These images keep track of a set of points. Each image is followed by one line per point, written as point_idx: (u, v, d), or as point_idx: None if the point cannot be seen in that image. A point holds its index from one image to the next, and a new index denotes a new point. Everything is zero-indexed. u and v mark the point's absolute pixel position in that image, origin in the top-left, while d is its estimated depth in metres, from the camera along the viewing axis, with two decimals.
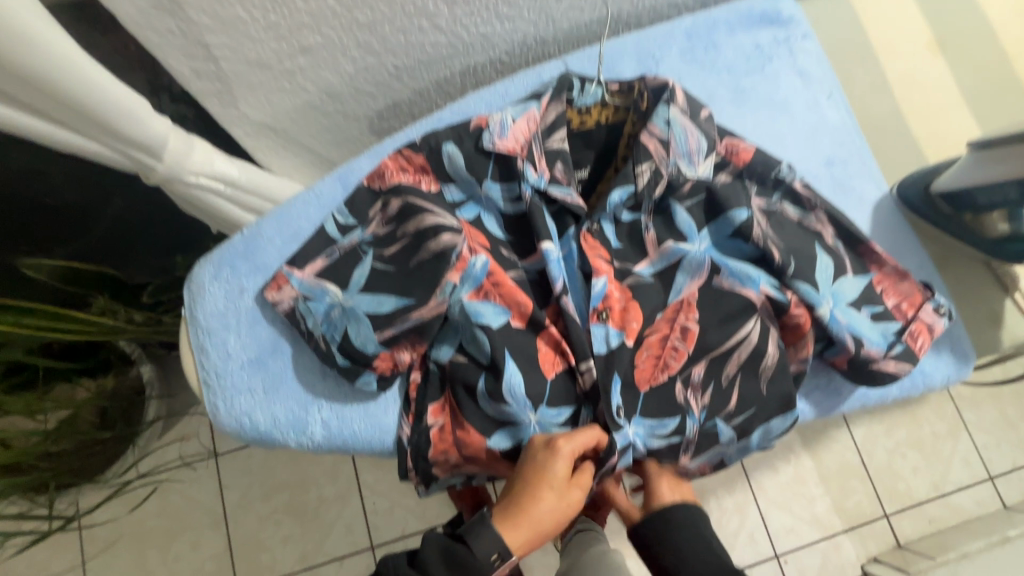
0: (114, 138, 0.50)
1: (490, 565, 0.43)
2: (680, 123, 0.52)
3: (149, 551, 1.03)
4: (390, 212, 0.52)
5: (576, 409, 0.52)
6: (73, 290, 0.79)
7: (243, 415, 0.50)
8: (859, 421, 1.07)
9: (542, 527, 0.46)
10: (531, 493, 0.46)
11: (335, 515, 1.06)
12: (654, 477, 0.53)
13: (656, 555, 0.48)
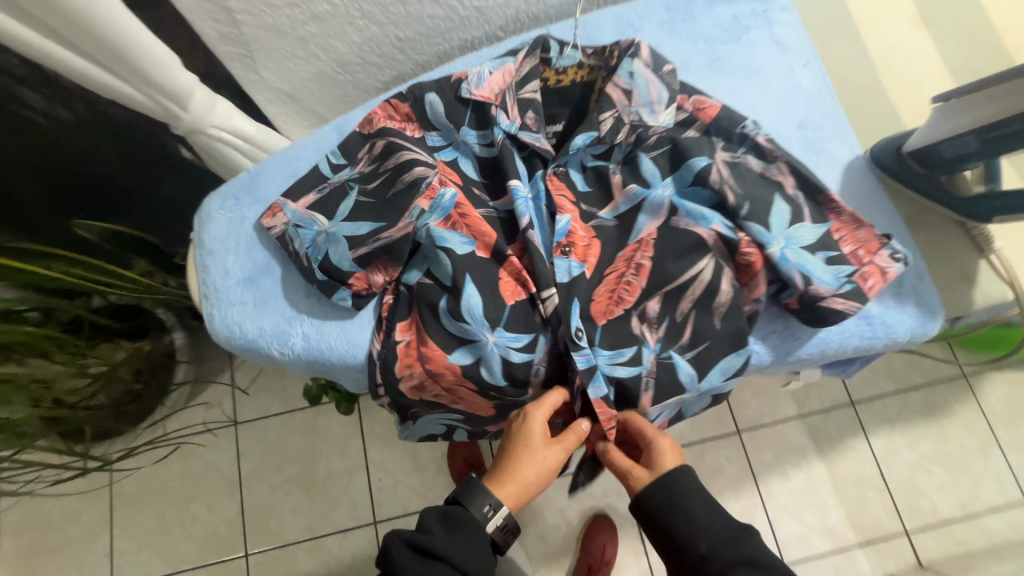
0: (145, 83, 0.58)
1: (484, 516, 0.56)
2: (643, 75, 0.57)
3: (168, 510, 1.24)
4: (375, 153, 0.58)
5: (535, 337, 0.55)
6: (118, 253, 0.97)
7: (234, 325, 0.56)
8: (882, 434, 1.20)
9: (527, 480, 0.57)
10: (512, 458, 0.57)
11: (343, 488, 1.25)
12: (658, 441, 0.56)
13: (668, 525, 0.54)
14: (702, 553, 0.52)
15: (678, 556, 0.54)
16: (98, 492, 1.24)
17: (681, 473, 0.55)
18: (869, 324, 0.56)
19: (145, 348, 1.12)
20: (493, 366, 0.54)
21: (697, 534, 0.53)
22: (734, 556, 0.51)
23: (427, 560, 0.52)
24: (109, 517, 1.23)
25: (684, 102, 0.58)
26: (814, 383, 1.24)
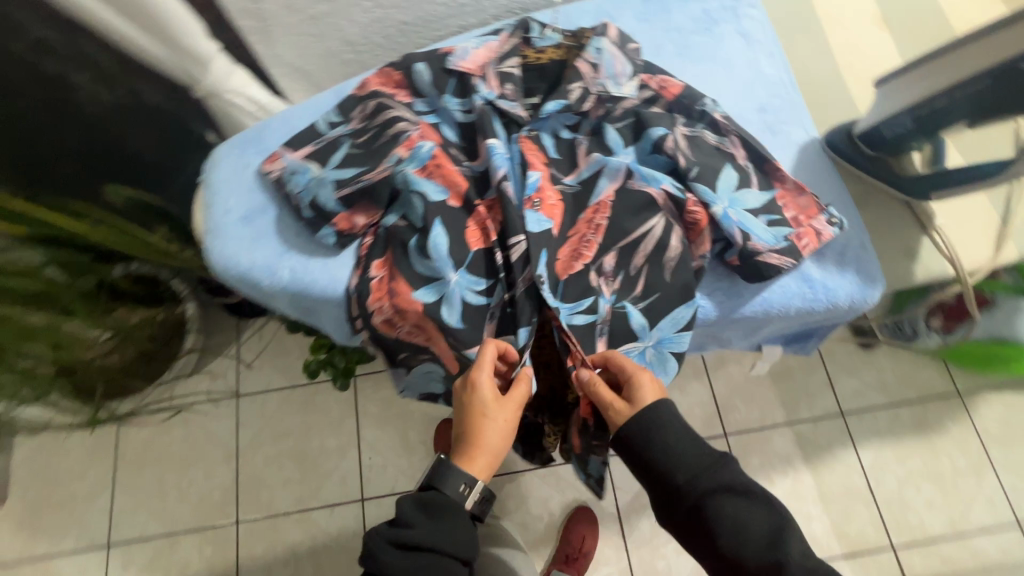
0: (171, 43, 0.68)
1: (461, 495, 0.53)
2: (609, 50, 0.64)
3: (168, 475, 1.29)
4: (367, 111, 0.65)
5: (495, 284, 0.61)
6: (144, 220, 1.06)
7: (230, 256, 0.63)
8: (870, 446, 1.20)
9: (493, 445, 0.55)
10: (473, 428, 0.55)
11: (334, 465, 1.29)
12: (638, 374, 0.54)
13: (646, 460, 0.51)
14: (679, 485, 0.49)
15: (659, 489, 0.51)
16: (103, 452, 1.31)
17: (664, 407, 0.52)
18: (810, 287, 0.61)
19: (159, 316, 1.19)
20: (454, 305, 0.59)
21: (675, 464, 0.50)
22: (714, 484, 0.49)
23: (415, 552, 0.50)
24: (112, 477, 1.29)
25: (647, 81, 0.64)
26: (803, 388, 1.24)
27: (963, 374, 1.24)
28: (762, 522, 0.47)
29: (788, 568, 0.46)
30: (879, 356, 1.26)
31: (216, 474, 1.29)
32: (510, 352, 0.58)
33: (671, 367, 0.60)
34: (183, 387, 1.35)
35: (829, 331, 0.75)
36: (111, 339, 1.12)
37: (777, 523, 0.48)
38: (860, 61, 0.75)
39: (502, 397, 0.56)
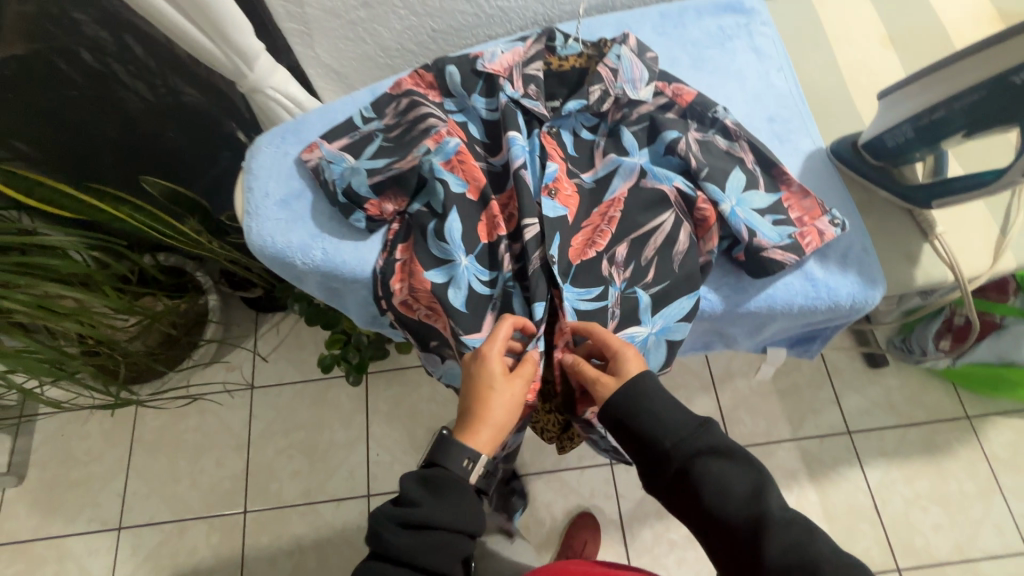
0: (225, 42, 0.72)
1: (464, 468, 0.55)
2: (628, 57, 0.68)
3: (180, 461, 1.32)
4: (400, 108, 0.70)
5: (496, 276, 0.64)
6: (178, 211, 1.10)
7: (265, 236, 0.68)
8: (877, 465, 1.20)
9: (497, 420, 0.57)
10: (480, 402, 0.57)
11: (342, 460, 1.31)
12: (622, 349, 0.58)
13: (634, 429, 0.55)
14: (667, 450, 0.54)
15: (647, 455, 0.55)
16: (121, 435, 1.34)
17: (649, 378, 0.56)
18: (813, 285, 0.64)
19: (183, 305, 1.23)
20: (461, 287, 0.63)
21: (661, 432, 0.54)
22: (698, 447, 0.53)
23: (423, 530, 0.52)
24: (127, 461, 1.32)
25: (663, 88, 0.68)
26: (809, 403, 1.25)
27: (969, 397, 1.25)
28: (745, 480, 0.52)
29: (769, 519, 0.50)
30: (886, 375, 1.27)
31: (227, 464, 1.32)
32: (527, 326, 0.61)
33: (661, 356, 0.64)
34: (201, 375, 1.39)
35: (832, 334, 0.77)
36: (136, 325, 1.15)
37: (758, 480, 0.52)
38: (867, 78, 0.79)
39: (509, 374, 0.59)
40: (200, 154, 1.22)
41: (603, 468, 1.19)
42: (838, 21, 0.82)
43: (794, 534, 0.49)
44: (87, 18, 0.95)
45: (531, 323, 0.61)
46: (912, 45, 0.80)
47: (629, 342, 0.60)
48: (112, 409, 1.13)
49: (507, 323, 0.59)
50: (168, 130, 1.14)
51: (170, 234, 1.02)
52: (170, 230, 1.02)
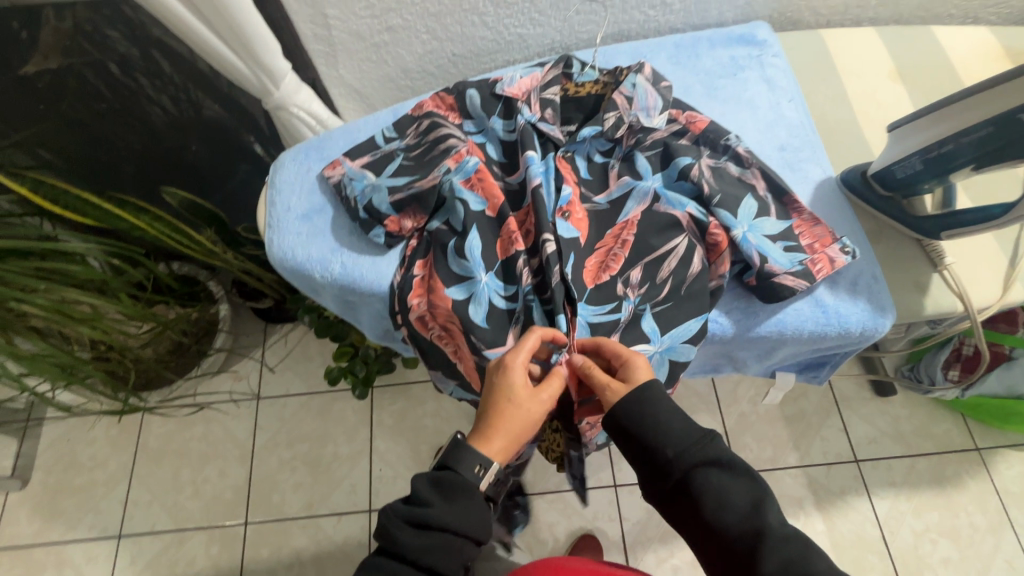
0: (254, 61, 0.75)
1: (474, 475, 0.56)
2: (643, 86, 0.69)
3: (184, 470, 1.32)
4: (421, 129, 0.72)
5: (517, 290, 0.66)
6: (193, 220, 1.12)
7: (287, 249, 0.70)
8: (885, 495, 1.19)
9: (512, 432, 0.58)
10: (497, 412, 0.58)
11: (345, 473, 1.30)
12: (633, 357, 0.59)
13: (637, 435, 0.55)
14: (669, 459, 0.53)
15: (648, 462, 0.55)
16: (126, 441, 1.35)
17: (657, 386, 0.57)
18: (822, 312, 0.65)
19: (195, 314, 1.26)
20: (481, 303, 0.64)
21: (664, 440, 0.54)
22: (699, 457, 0.53)
23: (431, 531, 0.52)
24: (131, 467, 1.33)
25: (676, 116, 0.71)
26: (815, 430, 1.24)
27: (979, 428, 1.24)
28: (744, 494, 0.52)
29: (767, 533, 0.50)
30: (894, 404, 1.26)
31: (230, 474, 1.32)
32: (557, 338, 0.60)
33: (664, 373, 0.65)
34: (209, 385, 1.40)
35: (841, 360, 0.78)
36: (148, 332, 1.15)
37: (758, 494, 0.52)
38: (876, 110, 0.81)
39: (529, 387, 0.59)
40: (220, 167, 1.24)
41: (607, 490, 1.18)
42: (849, 54, 0.83)
43: (790, 551, 0.49)
44: (117, 35, 0.99)
45: (562, 335, 0.61)
46: (920, 80, 0.82)
47: (638, 351, 0.62)
48: (119, 415, 1.13)
49: (535, 336, 0.59)
50: (190, 143, 1.17)
51: (189, 245, 1.06)
52: (191, 242, 1.06)
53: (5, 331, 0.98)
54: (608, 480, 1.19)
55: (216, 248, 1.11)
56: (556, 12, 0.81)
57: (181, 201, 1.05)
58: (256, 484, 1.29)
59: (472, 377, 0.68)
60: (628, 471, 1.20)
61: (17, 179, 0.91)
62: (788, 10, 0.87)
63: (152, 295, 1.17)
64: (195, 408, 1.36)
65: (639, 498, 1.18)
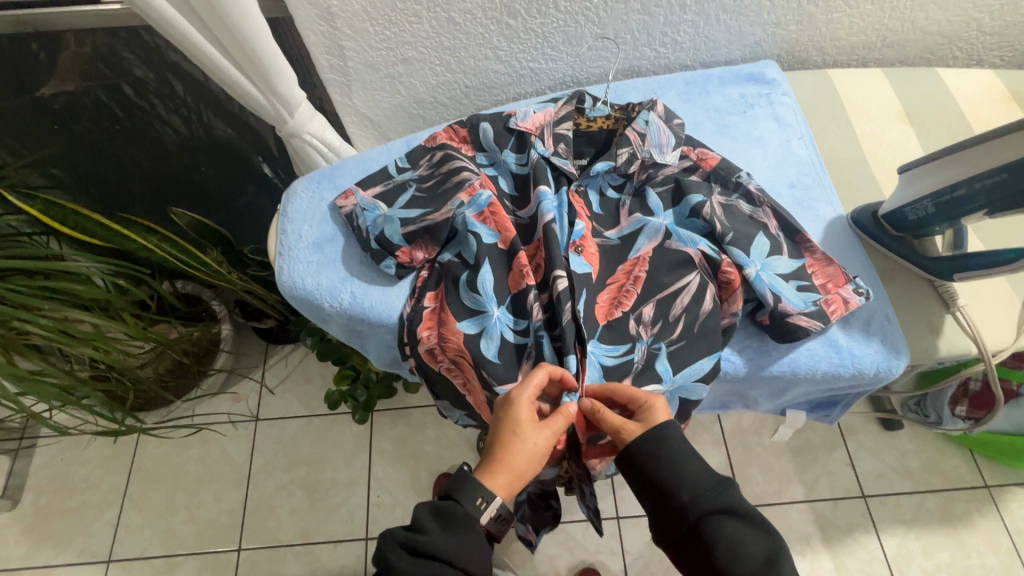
0: (271, 92, 0.77)
1: (476, 509, 0.53)
2: (656, 123, 0.70)
3: (178, 493, 1.29)
4: (434, 161, 0.72)
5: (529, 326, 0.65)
6: (203, 242, 1.12)
7: (297, 278, 0.71)
8: (895, 533, 1.16)
9: (519, 467, 0.56)
10: (504, 445, 0.56)
11: (342, 499, 1.27)
12: (652, 399, 0.58)
13: (653, 475, 0.54)
14: (682, 503, 0.52)
15: (662, 505, 0.54)
16: (121, 462, 1.33)
17: (673, 426, 0.56)
18: (836, 352, 0.65)
19: (196, 334, 1.23)
20: (492, 339, 0.64)
21: (680, 483, 0.53)
22: (715, 504, 0.52)
23: (426, 560, 0.51)
24: (124, 489, 1.30)
25: (688, 152, 0.71)
26: (823, 465, 1.22)
27: (989, 466, 1.21)
28: (759, 546, 0.50)
29: None
30: (902, 439, 1.24)
31: (225, 498, 1.29)
32: (567, 378, 0.60)
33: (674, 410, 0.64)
34: (208, 406, 1.38)
35: (854, 400, 0.77)
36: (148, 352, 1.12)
37: (773, 549, 0.50)
38: (884, 149, 0.82)
39: (537, 422, 0.58)
40: (228, 188, 1.25)
41: (610, 523, 1.16)
42: (856, 94, 0.85)
43: None
44: (135, 58, 0.99)
45: (570, 375, 0.60)
46: (927, 121, 0.83)
47: (652, 392, 0.61)
48: (113, 436, 1.08)
49: (543, 372, 0.59)
50: (200, 163, 1.18)
51: (193, 264, 1.03)
52: (194, 262, 1.03)
53: (6, 350, 0.96)
54: (611, 512, 1.16)
55: (222, 269, 1.09)
56: (568, 47, 0.83)
57: (189, 222, 1.05)
58: (251, 509, 1.26)
59: (481, 411, 0.67)
60: (631, 504, 1.17)
61: (28, 200, 0.92)
62: (796, 50, 0.89)
63: (156, 318, 1.16)
64: (193, 430, 1.34)
65: (643, 532, 1.15)
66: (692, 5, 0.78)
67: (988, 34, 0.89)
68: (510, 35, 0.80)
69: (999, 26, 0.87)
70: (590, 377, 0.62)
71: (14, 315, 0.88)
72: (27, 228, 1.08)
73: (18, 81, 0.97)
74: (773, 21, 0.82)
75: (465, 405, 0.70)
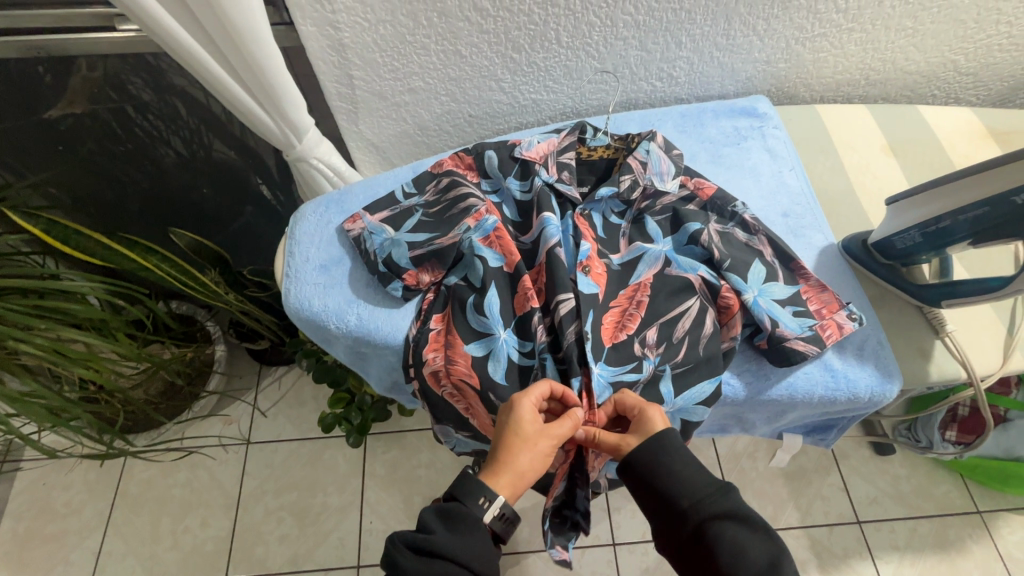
0: (281, 118, 0.78)
1: (479, 507, 0.53)
2: (656, 153, 0.73)
3: (163, 519, 1.26)
4: (440, 186, 0.74)
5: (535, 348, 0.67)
6: (200, 262, 1.10)
7: (304, 299, 0.72)
8: (889, 559, 1.16)
9: (521, 468, 0.56)
10: (506, 448, 0.57)
11: (334, 525, 1.25)
12: (648, 408, 0.59)
13: (654, 484, 0.55)
14: (683, 510, 0.53)
15: (664, 513, 0.54)
16: (105, 487, 1.29)
17: (672, 435, 0.56)
18: (832, 376, 0.67)
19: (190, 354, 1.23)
20: (499, 361, 0.65)
21: (680, 490, 0.54)
22: (716, 509, 0.52)
23: (432, 560, 0.50)
24: (107, 516, 1.26)
25: (686, 181, 0.73)
26: (816, 490, 1.22)
27: (979, 491, 1.23)
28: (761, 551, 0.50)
29: None
30: (894, 463, 1.25)
31: (213, 525, 1.26)
32: (569, 396, 0.61)
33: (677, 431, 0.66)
34: (198, 429, 1.36)
35: (849, 424, 0.78)
36: (140, 372, 1.10)
37: (775, 555, 0.50)
38: (870, 180, 0.86)
39: (540, 426, 0.58)
40: (228, 209, 1.26)
41: (606, 549, 1.15)
42: (842, 128, 0.89)
43: None
44: (140, 82, 1.00)
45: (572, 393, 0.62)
46: (909, 155, 0.87)
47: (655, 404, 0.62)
48: (100, 460, 1.05)
49: (544, 383, 0.60)
50: (201, 184, 1.19)
51: (192, 285, 1.03)
52: (194, 283, 1.04)
53: None
54: (606, 538, 1.16)
55: (222, 293, 1.09)
56: (569, 80, 0.86)
57: (189, 242, 1.05)
58: (239, 536, 1.23)
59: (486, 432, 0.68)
60: (626, 529, 1.16)
61: (30, 219, 0.92)
62: (786, 86, 0.93)
63: (148, 339, 1.15)
64: (182, 454, 1.32)
65: (639, 558, 1.14)
66: (688, 43, 0.82)
67: (964, 74, 0.94)
68: (514, 67, 0.83)
69: (975, 67, 0.92)
70: (602, 396, 0.63)
71: (9, 334, 0.87)
72: (25, 247, 1.08)
73: (25, 103, 0.98)
74: (764, 59, 0.86)
75: (469, 426, 0.71)
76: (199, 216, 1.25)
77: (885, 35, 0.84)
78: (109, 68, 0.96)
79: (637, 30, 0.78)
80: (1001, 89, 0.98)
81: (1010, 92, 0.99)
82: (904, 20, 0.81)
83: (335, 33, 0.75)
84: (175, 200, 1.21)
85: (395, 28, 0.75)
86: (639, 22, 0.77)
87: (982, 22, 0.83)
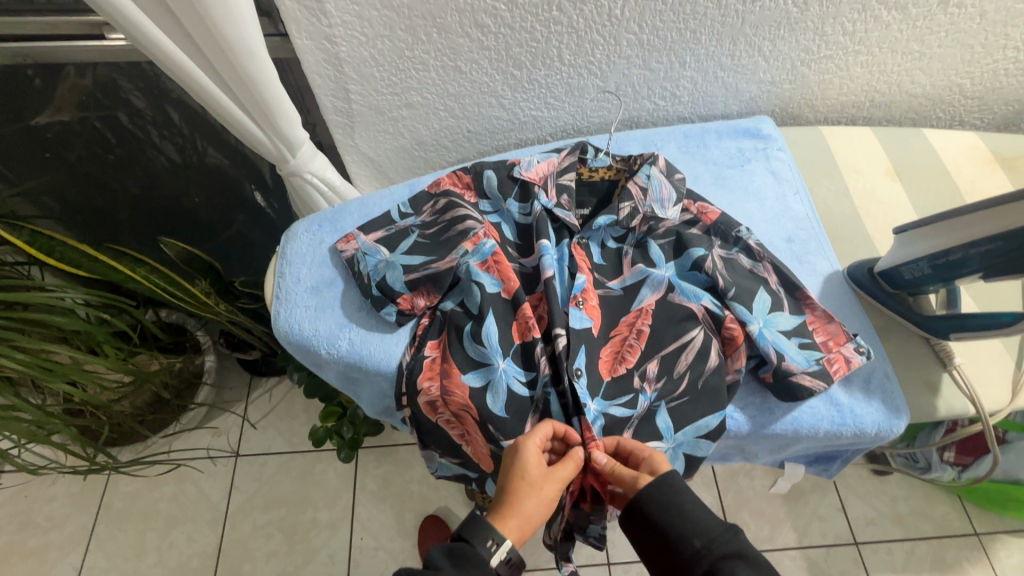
0: (275, 132, 0.76)
1: (487, 550, 0.51)
2: (658, 177, 0.70)
3: (148, 534, 1.22)
4: (437, 208, 0.72)
5: (535, 376, 0.64)
6: (190, 271, 1.07)
7: (293, 321, 0.70)
8: None
9: (529, 512, 0.54)
10: (512, 490, 0.55)
11: (323, 541, 1.21)
12: (654, 452, 0.58)
13: (660, 524, 0.52)
14: (695, 551, 0.50)
15: (673, 556, 0.51)
16: (88, 501, 1.25)
17: (676, 476, 0.54)
18: (839, 411, 0.65)
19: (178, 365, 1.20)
20: (498, 393, 0.63)
21: (689, 530, 0.51)
22: (726, 550, 0.49)
23: None
24: (90, 530, 1.23)
25: (689, 206, 0.71)
26: (814, 511, 1.20)
27: (978, 513, 1.21)
28: None
29: None
30: (893, 484, 1.24)
31: (199, 541, 1.22)
32: (572, 436, 0.60)
33: (679, 466, 0.64)
34: (184, 441, 1.32)
35: (853, 455, 0.76)
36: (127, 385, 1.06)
37: None
38: (875, 205, 0.84)
39: (546, 468, 0.56)
40: (219, 218, 1.23)
41: (601, 569, 1.12)
42: (846, 150, 0.87)
43: None
44: (132, 88, 0.98)
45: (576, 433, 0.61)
46: (913, 179, 0.86)
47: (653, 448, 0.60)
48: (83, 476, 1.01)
49: (548, 425, 0.59)
50: (193, 192, 1.16)
51: (182, 297, 1.00)
52: (183, 293, 0.99)
53: None
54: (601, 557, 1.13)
55: (213, 303, 1.05)
56: (571, 98, 0.84)
57: (179, 252, 1.02)
58: (226, 552, 1.20)
59: (482, 461, 0.67)
60: (622, 549, 1.14)
61: (14, 231, 0.89)
62: (791, 106, 0.92)
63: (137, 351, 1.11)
64: (168, 467, 1.28)
65: None
66: (692, 63, 0.80)
67: (969, 97, 0.93)
68: (515, 84, 0.81)
69: (980, 91, 0.91)
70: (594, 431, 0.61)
71: None
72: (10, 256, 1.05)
73: (13, 110, 0.96)
74: (769, 80, 0.85)
75: (462, 455, 0.68)
76: (189, 225, 1.23)
77: (891, 58, 0.82)
78: (99, 75, 0.94)
79: (641, 49, 0.77)
80: (1006, 113, 0.97)
81: (1014, 116, 0.98)
82: (910, 44, 0.80)
83: (331, 46, 0.73)
84: (165, 209, 1.18)
85: (393, 42, 0.73)
86: (643, 41, 0.76)
87: (989, 46, 0.82)
